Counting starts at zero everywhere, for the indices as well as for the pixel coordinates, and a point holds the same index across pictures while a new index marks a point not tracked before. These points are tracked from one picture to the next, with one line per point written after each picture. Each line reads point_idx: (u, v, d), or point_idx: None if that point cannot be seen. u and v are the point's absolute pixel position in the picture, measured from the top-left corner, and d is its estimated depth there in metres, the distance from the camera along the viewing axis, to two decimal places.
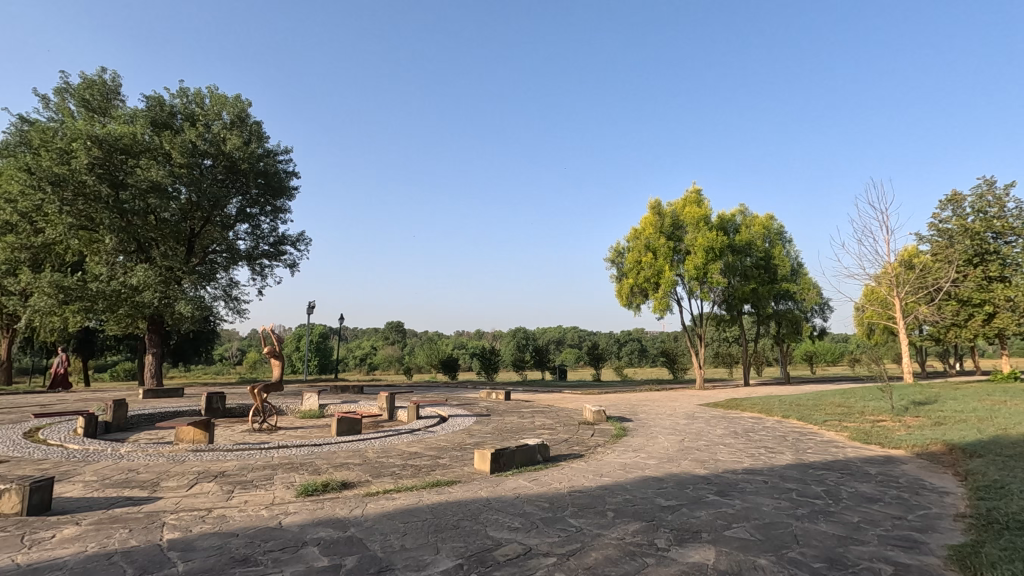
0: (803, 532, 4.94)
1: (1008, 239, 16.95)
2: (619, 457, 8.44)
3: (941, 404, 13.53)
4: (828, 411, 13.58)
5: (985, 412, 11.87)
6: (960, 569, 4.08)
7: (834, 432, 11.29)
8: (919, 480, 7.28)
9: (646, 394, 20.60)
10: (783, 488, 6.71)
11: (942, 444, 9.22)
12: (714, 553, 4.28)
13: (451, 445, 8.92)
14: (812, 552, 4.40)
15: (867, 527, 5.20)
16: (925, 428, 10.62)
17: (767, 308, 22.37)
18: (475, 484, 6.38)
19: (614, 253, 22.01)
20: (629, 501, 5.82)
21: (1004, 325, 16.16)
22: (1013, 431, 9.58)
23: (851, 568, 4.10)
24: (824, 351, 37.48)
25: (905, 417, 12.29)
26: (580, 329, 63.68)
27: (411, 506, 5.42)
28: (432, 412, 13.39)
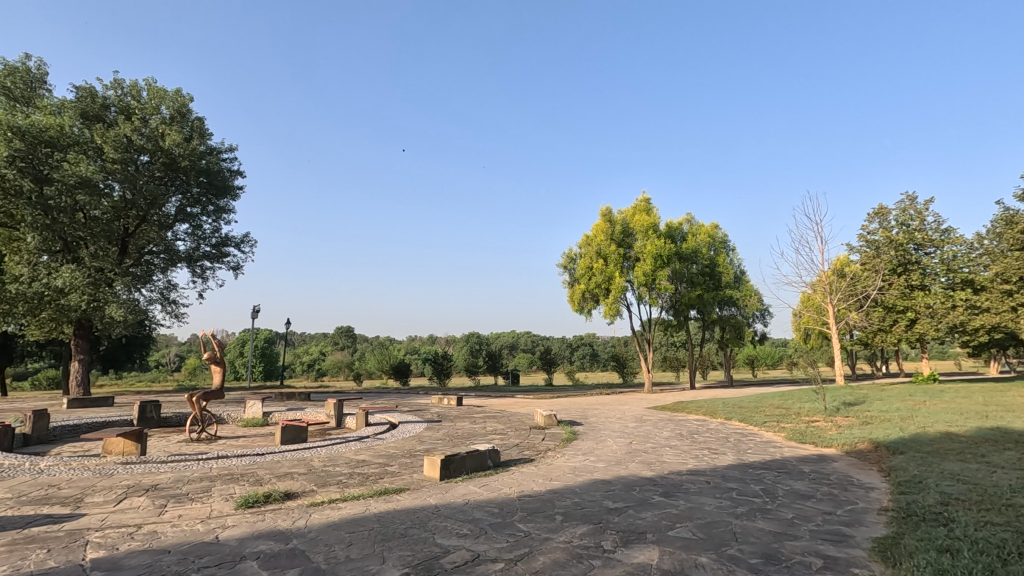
0: (741, 530, 5.14)
1: (928, 250, 18.26)
2: (569, 461, 8.54)
3: (869, 405, 14.37)
4: (767, 413, 14.21)
5: (907, 412, 12.70)
6: (882, 560, 4.36)
7: (772, 433, 11.81)
8: (848, 476, 7.73)
9: (596, 398, 20.94)
10: (724, 488, 6.97)
11: (868, 442, 9.81)
12: (658, 553, 4.39)
13: (401, 452, 8.78)
14: (749, 549, 4.58)
15: (801, 523, 5.47)
16: (854, 428, 11.28)
17: (712, 314, 23.22)
18: (424, 491, 6.30)
19: (566, 259, 22.32)
20: (577, 504, 5.90)
21: (923, 329, 17.22)
22: (931, 430, 10.28)
23: (784, 562, 4.29)
24: (764, 356, 39.17)
25: (837, 417, 13.01)
26: (534, 335, 64.07)
27: (357, 515, 5.30)
28: (381, 419, 13.14)
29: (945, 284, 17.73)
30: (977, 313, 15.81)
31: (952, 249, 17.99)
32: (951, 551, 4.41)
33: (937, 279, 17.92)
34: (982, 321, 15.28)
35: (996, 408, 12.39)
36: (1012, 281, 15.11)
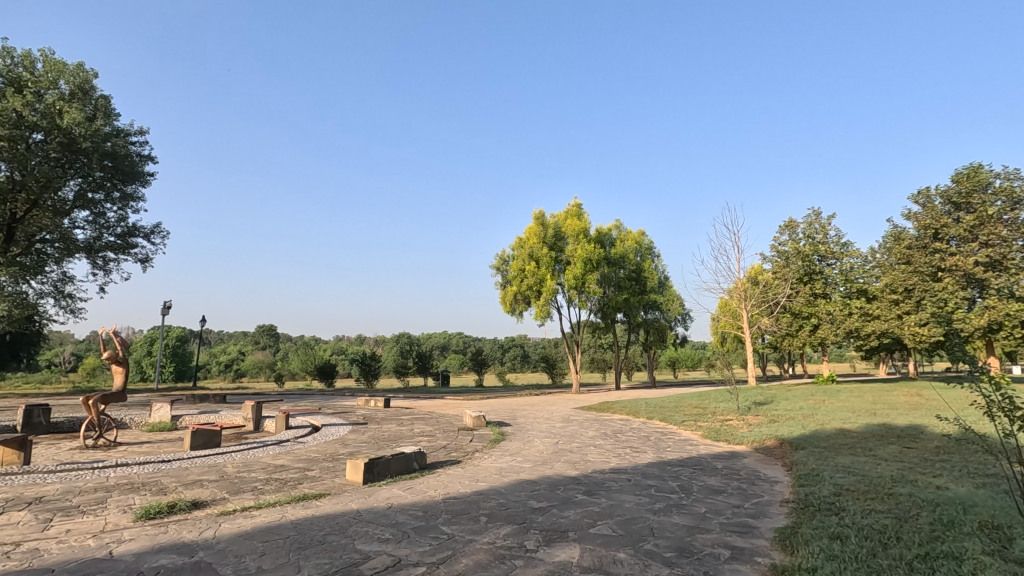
0: (658, 525, 5.31)
1: (830, 261, 19.85)
2: (496, 461, 8.53)
3: (776, 404, 15.36)
4: (686, 412, 14.94)
5: (809, 411, 13.71)
6: (781, 549, 4.65)
7: (689, 432, 12.36)
8: (755, 471, 8.22)
9: (526, 399, 21.09)
10: (645, 485, 7.19)
11: (775, 438, 10.46)
12: (579, 550, 4.44)
13: (322, 456, 8.40)
14: (664, 543, 4.73)
15: (712, 516, 5.73)
16: (762, 426, 12.03)
17: (638, 317, 24.05)
18: (345, 496, 6.05)
19: (499, 261, 22.35)
20: (502, 505, 5.88)
21: (824, 334, 18.71)
22: (829, 427, 11.13)
23: (696, 554, 4.46)
24: (683, 357, 41.23)
25: (747, 416, 13.81)
26: (465, 336, 63.95)
27: (273, 522, 5.00)
28: (303, 421, 12.60)
29: (844, 293, 19.36)
30: (869, 320, 17.33)
31: (849, 261, 19.67)
32: (841, 537, 4.77)
33: (837, 288, 19.54)
34: (873, 328, 16.80)
35: (884, 407, 13.61)
36: (899, 292, 16.68)
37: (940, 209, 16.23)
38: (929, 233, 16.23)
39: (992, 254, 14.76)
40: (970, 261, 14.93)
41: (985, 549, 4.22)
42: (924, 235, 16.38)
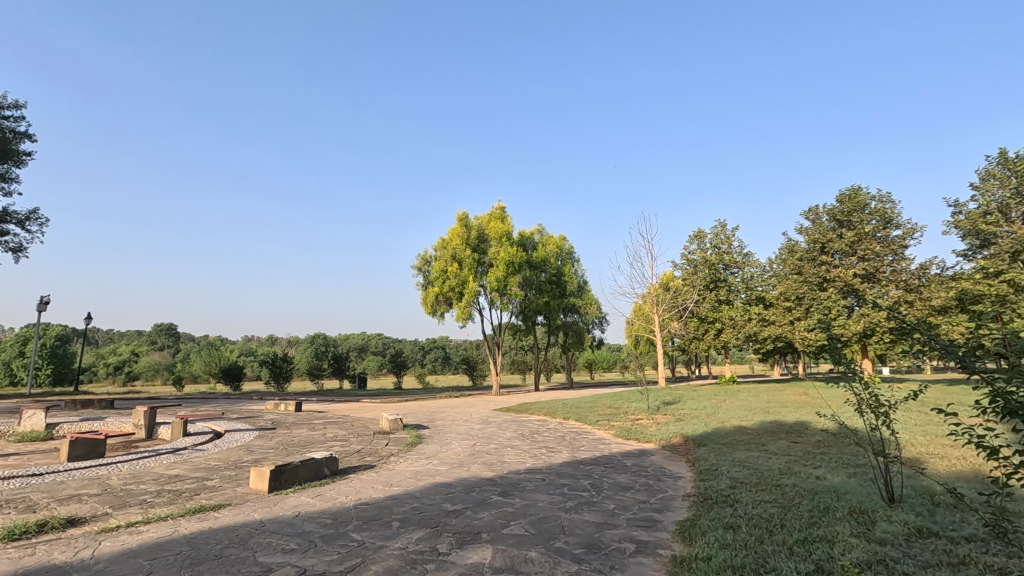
0: (569, 523, 5.45)
1: (733, 270, 21.44)
2: (411, 465, 8.39)
3: (683, 404, 16.28)
4: (601, 412, 15.49)
5: (711, 409, 14.68)
6: (681, 540, 4.94)
7: (603, 431, 12.82)
8: (661, 468, 8.66)
9: (445, 401, 20.90)
10: (558, 484, 7.36)
11: (680, 436, 11.08)
12: (491, 551, 4.45)
13: (223, 464, 7.86)
14: (574, 540, 4.86)
15: (620, 512, 5.96)
16: (669, 424, 12.71)
17: (557, 320, 24.62)
18: (247, 506, 5.69)
19: (421, 261, 22.03)
20: (415, 509, 5.79)
21: (726, 338, 20.14)
22: (728, 424, 11.95)
23: (604, 550, 4.62)
24: (600, 359, 42.83)
25: (656, 415, 14.52)
26: (385, 337, 62.62)
27: (164, 538, 4.62)
28: (203, 427, 11.75)
29: (744, 299, 21.09)
30: (766, 325, 18.78)
31: (750, 270, 21.40)
32: (734, 527, 5.14)
33: (738, 295, 21.27)
34: (769, 332, 18.23)
35: (776, 405, 14.79)
36: (791, 299, 18.23)
37: (827, 225, 17.89)
38: (817, 246, 17.77)
39: (868, 267, 16.53)
40: (849, 273, 16.65)
41: (852, 532, 4.71)
42: (813, 248, 17.92)
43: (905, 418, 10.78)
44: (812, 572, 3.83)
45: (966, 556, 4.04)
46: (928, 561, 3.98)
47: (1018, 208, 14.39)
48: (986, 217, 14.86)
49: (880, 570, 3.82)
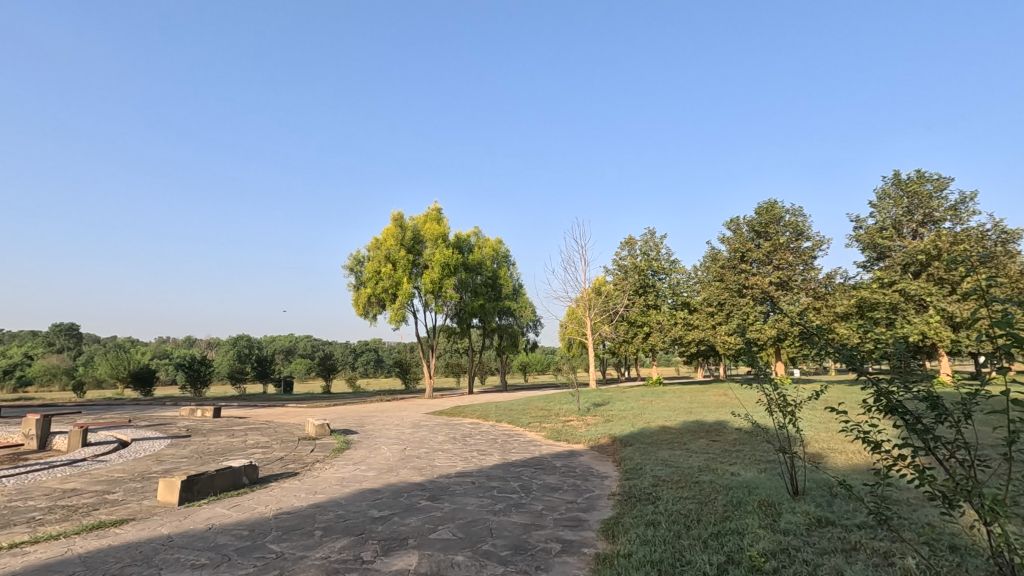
0: (497, 525, 5.46)
1: (661, 276, 22.35)
2: (337, 471, 8.11)
3: (612, 405, 16.74)
4: (533, 414, 15.65)
5: (638, 410, 15.21)
6: (605, 537, 5.07)
7: (534, 433, 12.95)
8: (589, 468, 8.86)
9: (376, 405, 20.39)
10: (488, 487, 7.35)
11: (608, 436, 11.39)
12: (416, 557, 4.38)
13: (128, 476, 7.26)
14: (502, 543, 4.87)
15: (547, 513, 6.04)
16: (598, 425, 13.04)
17: (492, 322, 24.64)
18: (154, 520, 5.28)
19: (353, 261, 21.42)
20: (339, 517, 5.59)
21: (655, 341, 20.95)
22: (653, 424, 12.41)
23: (530, 551, 4.67)
24: (534, 361, 43.35)
25: (586, 416, 14.86)
26: (313, 339, 60.37)
27: (54, 558, 4.21)
28: (105, 436, 10.80)
29: (670, 304, 22.03)
30: (690, 329, 19.68)
31: (676, 276, 22.40)
32: (654, 523, 5.33)
33: (665, 300, 22.19)
34: (693, 336, 19.12)
35: (698, 406, 15.53)
36: (714, 305, 19.16)
37: (746, 235, 18.92)
38: (738, 255, 18.79)
39: (781, 276, 17.71)
40: (766, 281, 17.74)
41: (761, 523, 5.02)
42: (734, 257, 18.97)
43: (810, 416, 11.63)
44: (724, 562, 4.03)
45: (858, 542, 4.40)
46: (825, 548, 4.29)
47: (909, 225, 15.88)
48: (882, 233, 16.30)
49: (783, 558, 4.08)
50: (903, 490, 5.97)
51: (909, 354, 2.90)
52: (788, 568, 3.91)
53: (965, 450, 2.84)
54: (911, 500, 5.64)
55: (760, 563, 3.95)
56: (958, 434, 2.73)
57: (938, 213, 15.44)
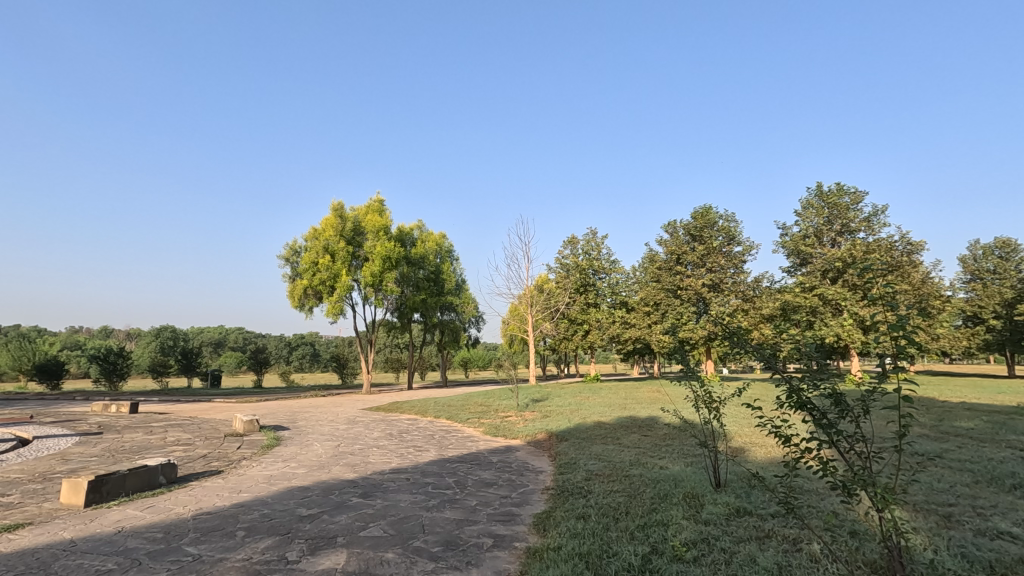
0: (430, 521, 5.36)
1: (601, 275, 22.81)
2: (265, 469, 7.74)
3: (551, 401, 16.94)
4: (471, 410, 15.60)
5: (576, 406, 15.47)
6: (537, 531, 5.08)
7: (472, 429, 12.89)
8: (525, 463, 8.90)
9: (310, 400, 19.67)
10: (422, 483, 7.23)
11: (544, 432, 11.49)
12: (344, 556, 4.22)
13: (27, 477, 6.62)
14: (433, 539, 4.79)
15: (481, 508, 6.00)
16: (536, 421, 13.15)
17: (434, 317, 24.32)
18: (55, 524, 4.84)
19: (289, 251, 20.53)
20: (264, 516, 5.33)
21: (594, 339, 21.40)
22: (589, 420, 12.64)
23: (462, 546, 4.61)
24: (475, 357, 43.49)
25: (525, 412, 14.96)
26: (245, 332, 57.74)
27: None
28: (2, 433, 9.80)
29: (609, 303, 22.54)
30: (628, 327, 20.23)
31: (615, 276, 22.92)
32: (584, 516, 5.41)
33: (605, 298, 22.66)
34: (631, 334, 19.68)
35: (632, 402, 15.98)
36: (650, 305, 19.75)
37: (682, 238, 19.55)
38: (674, 258, 19.43)
39: (714, 279, 18.49)
40: (699, 283, 18.43)
41: (684, 514, 5.19)
42: (670, 258, 19.59)
43: (734, 412, 12.20)
44: (649, 553, 4.14)
45: (770, 530, 4.64)
46: (741, 536, 4.49)
47: (829, 234, 16.96)
48: (805, 240, 17.28)
49: (703, 547, 4.25)
50: (812, 481, 6.35)
51: (821, 354, 3.05)
52: (706, 556, 4.06)
53: (863, 443, 3.02)
54: (818, 489, 6.02)
55: (681, 552, 4.09)
56: (857, 428, 2.89)
57: (854, 224, 16.64)
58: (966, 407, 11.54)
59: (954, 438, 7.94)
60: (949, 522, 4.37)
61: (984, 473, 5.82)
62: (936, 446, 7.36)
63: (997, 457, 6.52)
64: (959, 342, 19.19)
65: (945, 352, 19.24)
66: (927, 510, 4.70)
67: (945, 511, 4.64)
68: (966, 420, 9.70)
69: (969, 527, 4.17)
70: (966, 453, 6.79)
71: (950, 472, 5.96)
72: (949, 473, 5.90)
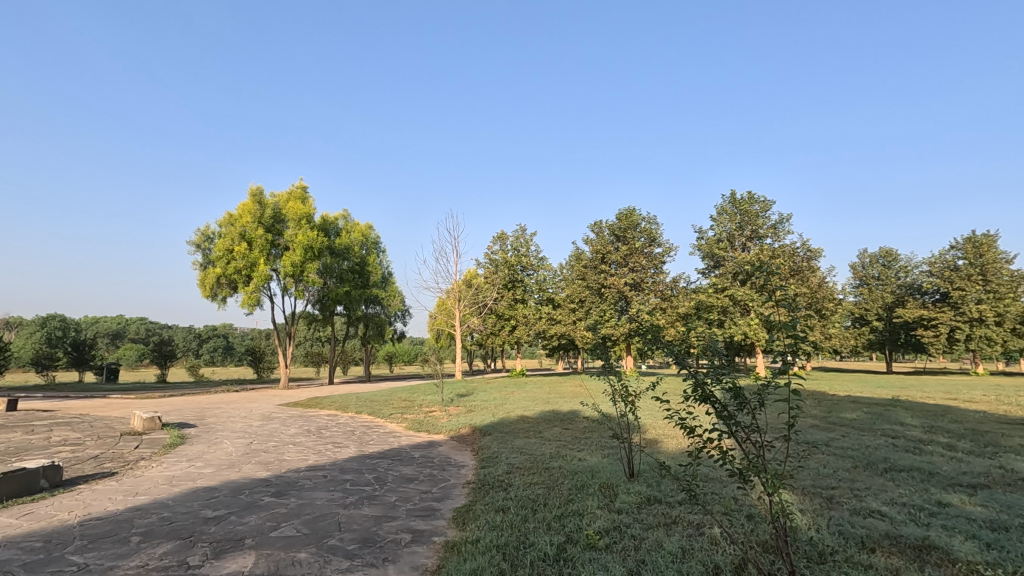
0: (346, 519, 5.24)
1: (529, 272, 23.11)
2: (167, 469, 7.23)
3: (476, 396, 16.99)
4: (395, 405, 15.35)
5: (501, 400, 15.62)
6: (456, 525, 5.10)
7: (395, 424, 12.68)
8: (447, 458, 8.88)
9: (221, 396, 18.53)
10: (340, 480, 7.04)
11: (468, 427, 11.50)
12: (252, 558, 4.04)
13: None
14: (349, 536, 4.68)
15: (400, 504, 5.93)
16: (460, 416, 13.14)
17: (358, 311, 23.61)
18: None
19: (200, 237, 19.18)
20: (164, 520, 4.98)
21: (520, 334, 21.65)
22: (513, 414, 12.81)
23: (379, 543, 4.54)
24: (401, 351, 42.89)
25: (449, 407, 14.90)
26: (149, 323, 53.62)
27: None
28: None
29: (537, 300, 22.91)
30: (554, 323, 20.69)
31: (543, 273, 23.28)
32: (504, 509, 5.49)
33: (532, 295, 23.00)
34: (556, 330, 20.14)
35: (555, 397, 16.32)
36: (576, 302, 20.33)
37: (607, 238, 20.22)
38: (599, 257, 20.03)
39: (635, 278, 19.26)
40: (622, 282, 19.12)
41: (599, 504, 5.40)
42: (596, 257, 20.17)
43: (650, 405, 12.78)
44: (563, 543, 4.27)
45: (677, 516, 4.94)
46: (650, 523, 4.75)
47: (740, 239, 18.17)
48: (719, 244, 18.40)
49: (615, 535, 4.44)
50: (715, 469, 6.81)
51: (726, 351, 3.26)
52: (617, 543, 4.26)
53: (758, 433, 3.25)
54: (720, 477, 6.46)
55: (594, 540, 4.26)
56: (753, 420, 3.10)
57: (762, 230, 17.94)
58: (851, 400, 12.75)
59: (839, 428, 8.78)
60: (831, 504, 4.84)
61: (862, 458, 6.49)
62: (824, 435, 8.12)
63: (874, 444, 7.29)
64: (847, 341, 21.19)
65: (836, 350, 21.13)
66: (813, 492, 5.17)
67: (828, 493, 5.14)
68: (850, 412, 10.73)
69: (847, 507, 4.64)
70: (848, 442, 7.53)
71: (834, 458, 6.59)
72: (833, 459, 6.52)
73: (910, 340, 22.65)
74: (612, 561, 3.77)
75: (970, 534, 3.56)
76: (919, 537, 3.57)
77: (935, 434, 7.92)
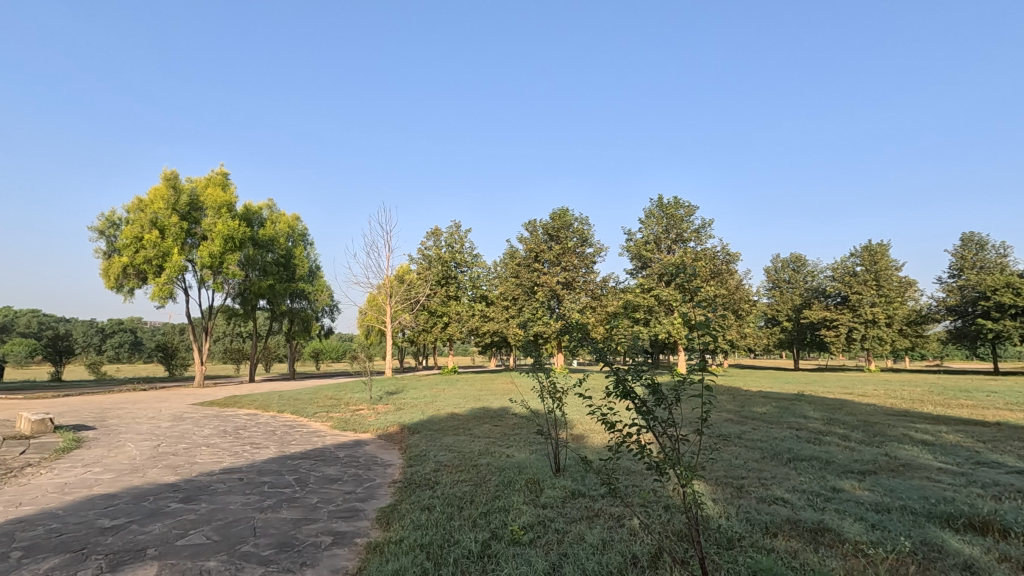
0: (263, 523, 4.92)
1: (463, 269, 22.90)
2: (57, 476, 6.52)
3: (406, 393, 16.64)
4: (320, 403, 14.74)
5: (431, 398, 15.37)
6: (380, 526, 4.92)
7: (319, 423, 12.16)
8: (373, 457, 8.59)
9: (125, 395, 17.05)
10: (257, 482, 6.63)
11: (397, 425, 11.21)
12: (154, 570, 3.69)
13: None
14: (265, 541, 4.40)
15: (322, 506, 5.66)
16: (388, 414, 12.80)
17: (282, 305, 22.49)
18: None
19: (105, 222, 17.55)
20: (51, 531, 4.47)
21: (452, 331, 21.40)
22: (443, 412, 12.63)
23: (298, 547, 4.30)
24: (328, 348, 41.39)
25: (377, 405, 14.49)
26: (42, 316, 48.68)
27: None
28: None
29: (470, 297, 22.76)
30: (487, 321, 20.62)
31: (477, 270, 23.14)
32: (430, 508, 5.36)
33: (465, 292, 22.84)
34: (489, 328, 20.11)
35: (486, 394, 16.27)
36: (509, 299, 20.40)
37: (541, 238, 20.43)
38: (532, 255, 20.16)
39: (567, 277, 19.56)
40: (554, 280, 19.36)
41: (525, 500, 5.40)
42: (529, 255, 20.29)
43: (579, 402, 12.99)
44: (488, 539, 4.21)
45: (599, 509, 5.02)
46: (574, 517, 4.79)
47: (666, 242, 18.90)
48: (647, 246, 19.04)
49: (539, 530, 4.44)
50: (636, 462, 7.01)
51: (648, 347, 3.32)
52: (541, 537, 4.25)
53: (674, 427, 3.33)
54: (641, 470, 6.66)
55: (518, 535, 4.24)
56: (670, 414, 3.17)
57: (686, 234, 18.74)
58: (762, 395, 13.57)
59: (750, 421, 9.31)
60: (740, 492, 5.10)
61: (769, 449, 6.90)
62: (737, 428, 8.57)
63: (780, 436, 7.77)
64: (761, 341, 22.56)
65: (751, 348, 22.44)
66: (725, 482, 5.43)
67: (738, 482, 5.41)
68: (761, 406, 11.38)
69: (754, 495, 4.89)
70: (758, 434, 7.99)
71: (745, 449, 6.97)
72: (743, 451, 6.89)
73: (814, 339, 24.44)
74: (536, 556, 3.74)
75: (858, 516, 3.85)
76: (816, 521, 3.81)
77: (832, 426, 8.56)
